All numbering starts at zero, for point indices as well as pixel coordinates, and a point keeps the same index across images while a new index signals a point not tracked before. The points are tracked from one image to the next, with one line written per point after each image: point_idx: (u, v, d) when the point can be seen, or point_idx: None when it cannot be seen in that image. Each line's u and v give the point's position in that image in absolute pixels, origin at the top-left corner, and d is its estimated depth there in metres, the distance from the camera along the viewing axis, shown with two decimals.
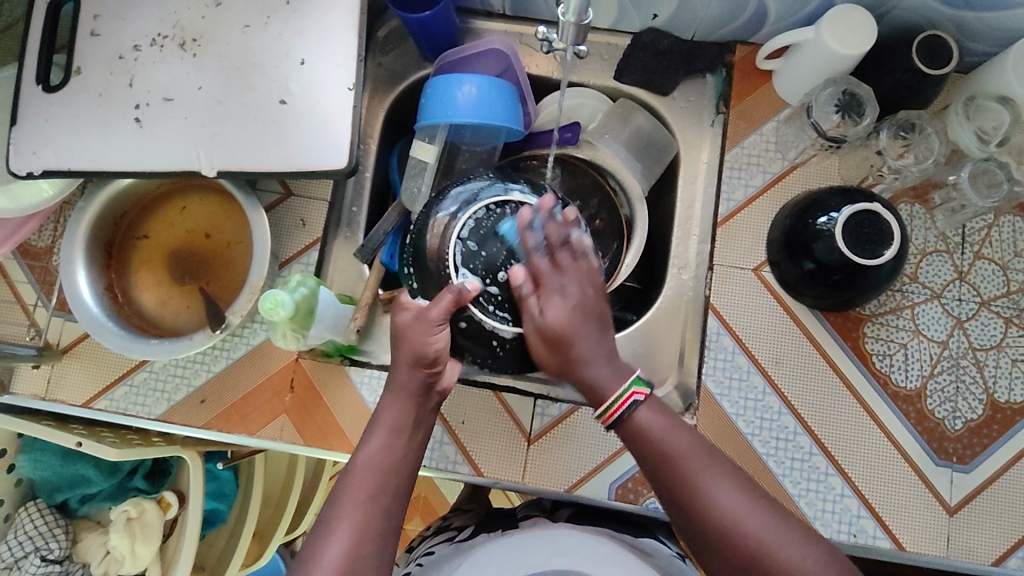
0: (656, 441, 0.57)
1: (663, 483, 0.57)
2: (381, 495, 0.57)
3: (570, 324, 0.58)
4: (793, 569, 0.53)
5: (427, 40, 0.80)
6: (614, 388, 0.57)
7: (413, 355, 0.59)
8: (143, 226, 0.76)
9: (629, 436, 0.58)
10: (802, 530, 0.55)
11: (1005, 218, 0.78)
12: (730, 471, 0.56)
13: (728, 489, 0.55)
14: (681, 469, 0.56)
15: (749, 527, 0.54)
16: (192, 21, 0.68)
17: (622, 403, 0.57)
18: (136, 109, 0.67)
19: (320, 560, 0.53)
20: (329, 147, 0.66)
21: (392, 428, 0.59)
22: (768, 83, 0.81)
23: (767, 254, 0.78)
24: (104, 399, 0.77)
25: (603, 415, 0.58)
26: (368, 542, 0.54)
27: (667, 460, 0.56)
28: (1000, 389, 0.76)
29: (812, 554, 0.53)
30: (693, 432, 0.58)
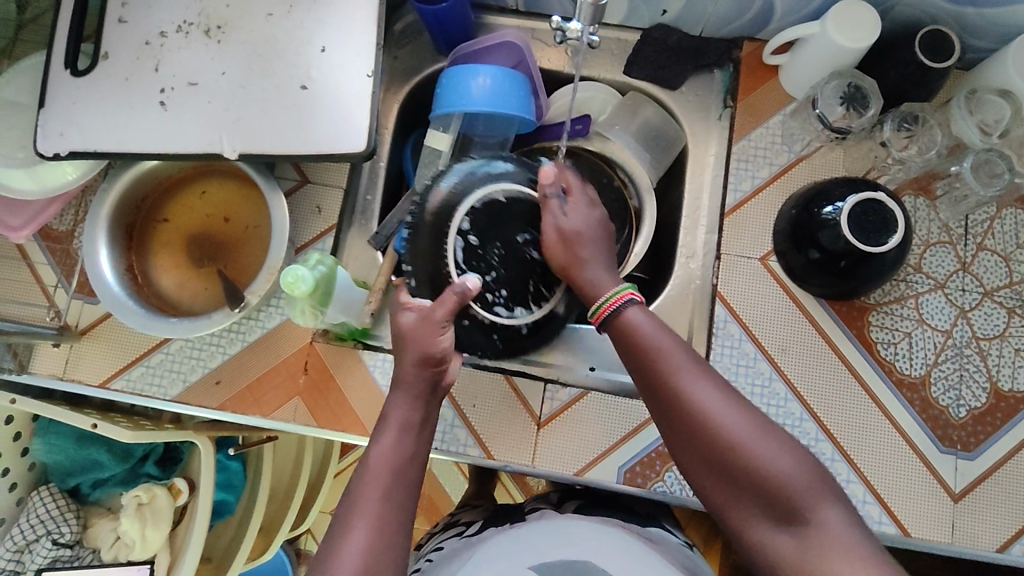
0: (640, 335, 0.58)
1: (646, 379, 0.57)
2: (398, 489, 0.57)
3: (588, 226, 0.65)
4: (767, 468, 0.52)
5: (443, 33, 0.82)
6: (609, 289, 0.61)
7: (420, 354, 0.61)
8: (164, 210, 0.78)
9: (619, 333, 0.59)
10: (781, 434, 0.54)
11: (1007, 210, 0.79)
12: (711, 373, 0.56)
13: (707, 386, 0.55)
14: (661, 365, 0.56)
15: (728, 425, 0.54)
16: (217, 9, 0.70)
17: (614, 302, 0.60)
18: (161, 92, 0.69)
19: (342, 555, 0.53)
20: (348, 131, 0.68)
21: (402, 424, 0.60)
22: (774, 78, 0.83)
23: (773, 244, 0.80)
24: (120, 380, 0.78)
25: (595, 313, 0.61)
26: (386, 534, 0.55)
27: (650, 355, 0.57)
28: (1003, 377, 0.77)
29: (790, 455, 0.53)
30: (677, 337, 0.58)
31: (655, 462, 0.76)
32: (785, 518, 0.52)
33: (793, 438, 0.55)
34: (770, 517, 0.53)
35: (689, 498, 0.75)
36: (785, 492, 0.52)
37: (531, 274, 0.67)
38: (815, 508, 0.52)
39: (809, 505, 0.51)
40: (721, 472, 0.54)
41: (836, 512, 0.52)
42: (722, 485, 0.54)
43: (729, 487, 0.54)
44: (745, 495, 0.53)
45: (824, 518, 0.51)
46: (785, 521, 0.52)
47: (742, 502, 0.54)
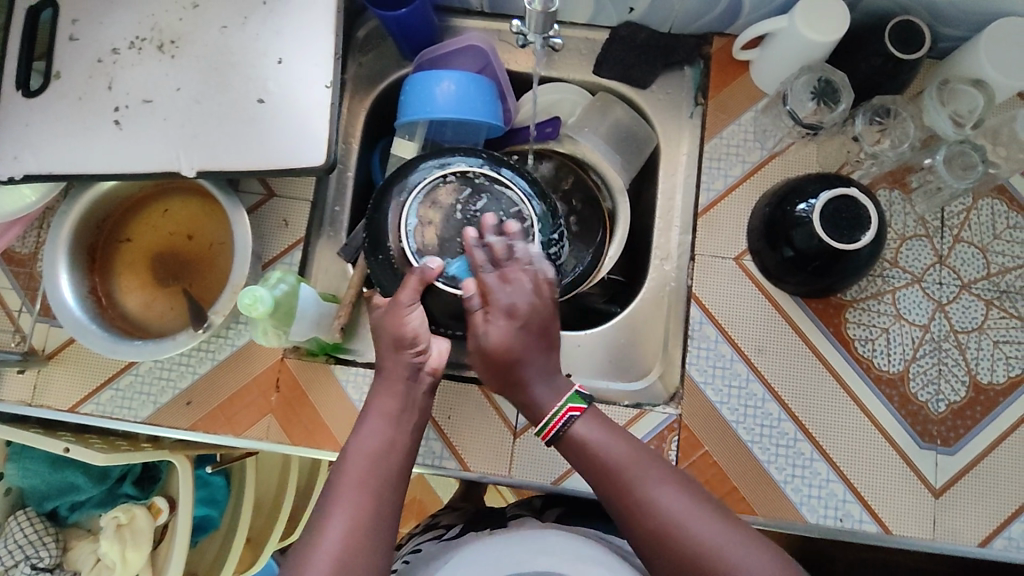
0: (595, 451, 0.59)
1: (606, 490, 0.59)
2: (376, 475, 0.58)
3: (511, 349, 0.59)
4: (736, 567, 0.54)
5: (407, 38, 0.80)
6: (550, 406, 0.60)
7: (392, 338, 0.61)
8: (126, 229, 0.76)
9: (571, 450, 0.60)
10: (743, 530, 0.56)
11: (983, 201, 0.78)
12: (675, 480, 0.58)
13: (670, 492, 0.57)
14: (623, 479, 0.58)
15: (690, 533, 0.55)
16: (170, 23, 0.68)
17: (559, 418, 0.60)
18: (115, 111, 0.67)
19: (324, 540, 0.54)
20: (308, 144, 0.66)
21: (383, 412, 0.61)
22: (745, 73, 0.81)
23: (748, 243, 0.79)
24: (90, 404, 0.77)
25: (541, 431, 0.61)
26: (365, 522, 0.55)
27: (608, 470, 0.58)
28: (982, 370, 0.76)
29: (751, 558, 0.54)
30: (631, 442, 0.60)
31: None
32: None
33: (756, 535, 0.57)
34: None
35: None
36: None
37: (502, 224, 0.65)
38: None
39: None
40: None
41: None
42: None
43: None
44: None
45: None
46: None
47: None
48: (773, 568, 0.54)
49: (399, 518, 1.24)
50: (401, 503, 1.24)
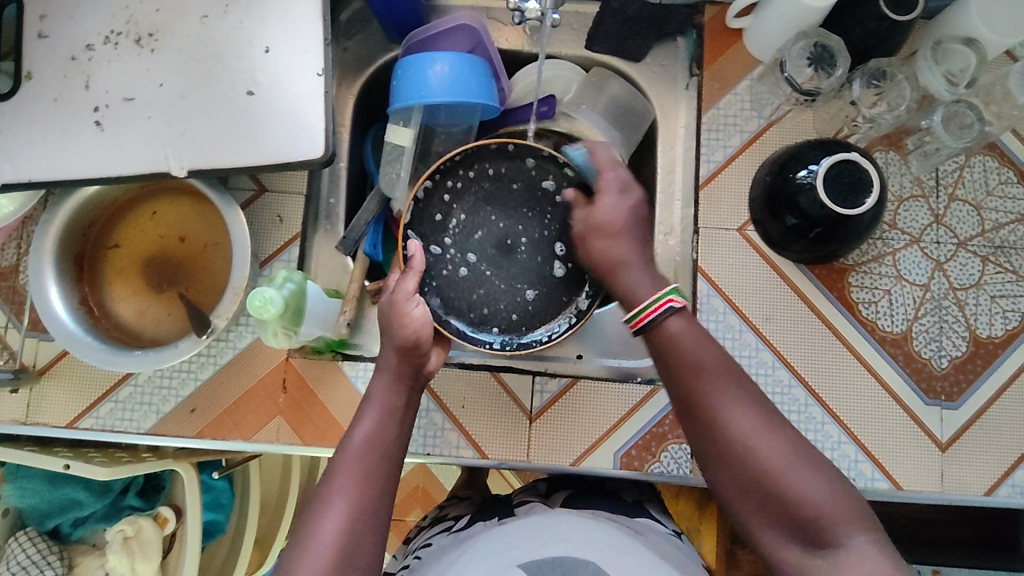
0: (677, 351, 0.58)
1: (681, 391, 0.58)
2: (377, 473, 0.58)
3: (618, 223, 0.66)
4: (797, 494, 0.53)
5: (393, 20, 0.78)
6: (652, 293, 0.60)
7: (399, 344, 0.63)
8: (114, 234, 0.73)
9: (656, 347, 0.60)
10: (814, 456, 0.55)
11: (976, 158, 0.80)
12: (749, 392, 0.57)
13: (743, 404, 0.56)
14: (700, 382, 0.57)
15: (766, 454, 0.54)
16: (146, 15, 0.65)
17: (656, 309, 0.59)
18: (95, 111, 0.63)
19: (317, 538, 0.54)
20: (303, 136, 0.64)
21: (384, 407, 0.61)
22: (739, 42, 0.81)
23: (749, 213, 0.79)
24: (89, 418, 0.75)
25: (633, 321, 0.60)
26: (363, 519, 0.56)
27: (687, 370, 0.58)
28: (981, 325, 0.78)
29: (829, 481, 0.53)
30: (720, 349, 0.59)
31: (651, 443, 0.75)
32: (814, 541, 0.52)
33: (835, 469, 0.56)
34: (800, 543, 0.53)
35: (685, 477, 0.75)
36: (821, 516, 0.52)
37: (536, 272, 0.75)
38: (845, 533, 0.52)
39: (835, 529, 0.52)
40: (752, 493, 0.54)
41: (864, 538, 0.52)
42: (749, 504, 0.55)
43: (759, 509, 0.54)
44: (768, 514, 0.54)
45: (852, 545, 0.51)
46: (812, 546, 0.52)
47: (769, 532, 0.54)
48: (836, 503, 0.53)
49: (404, 507, 1.23)
50: (406, 491, 1.24)
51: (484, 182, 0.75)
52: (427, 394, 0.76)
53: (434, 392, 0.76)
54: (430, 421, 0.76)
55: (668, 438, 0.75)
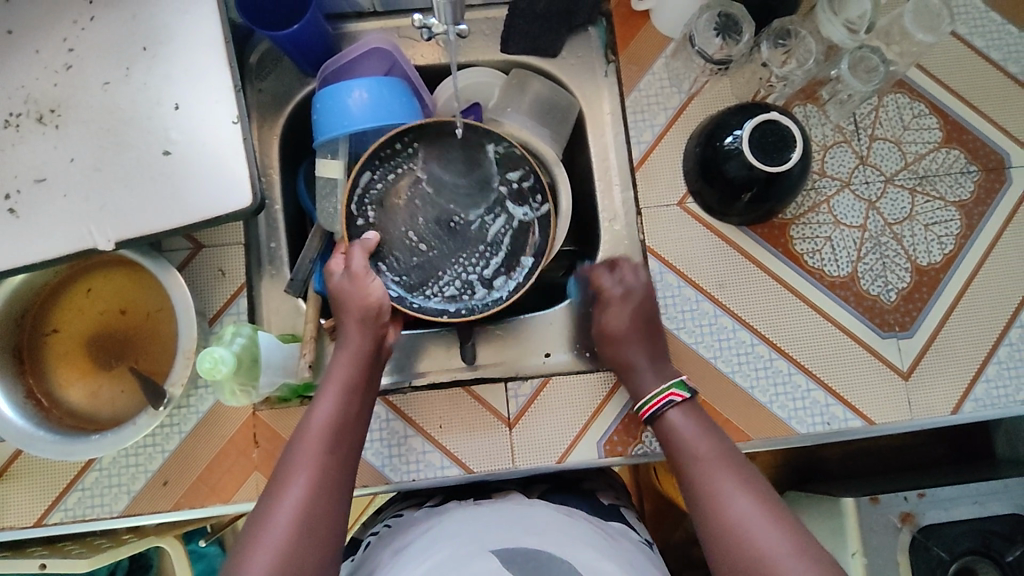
0: (685, 444, 0.64)
1: (689, 474, 0.62)
2: (340, 449, 0.59)
3: (626, 327, 0.73)
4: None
5: (303, 56, 0.77)
6: (652, 389, 0.68)
7: (359, 309, 0.67)
8: (50, 319, 0.70)
9: (665, 435, 0.66)
10: (816, 548, 0.55)
11: (888, 97, 0.83)
12: (753, 483, 0.60)
13: (744, 494, 0.58)
14: (704, 470, 0.61)
15: (760, 538, 0.55)
16: (45, 91, 0.62)
17: (658, 400, 0.67)
18: (7, 199, 0.61)
19: (279, 512, 0.55)
20: (229, 187, 0.62)
21: (345, 384, 0.63)
22: (648, 23, 0.83)
23: (686, 186, 0.80)
24: (57, 512, 0.71)
25: (642, 409, 0.68)
26: (322, 493, 0.56)
27: (694, 461, 0.62)
28: (920, 254, 0.81)
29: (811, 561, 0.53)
30: (720, 442, 0.64)
31: (631, 426, 0.76)
32: None
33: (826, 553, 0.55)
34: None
35: None
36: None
37: (465, 234, 0.77)
38: None
39: None
40: None
41: None
42: None
43: None
44: None
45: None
46: None
47: None
48: None
49: None
50: None
51: (409, 154, 0.77)
52: (402, 421, 0.76)
53: (408, 417, 0.76)
54: (410, 447, 0.75)
55: None
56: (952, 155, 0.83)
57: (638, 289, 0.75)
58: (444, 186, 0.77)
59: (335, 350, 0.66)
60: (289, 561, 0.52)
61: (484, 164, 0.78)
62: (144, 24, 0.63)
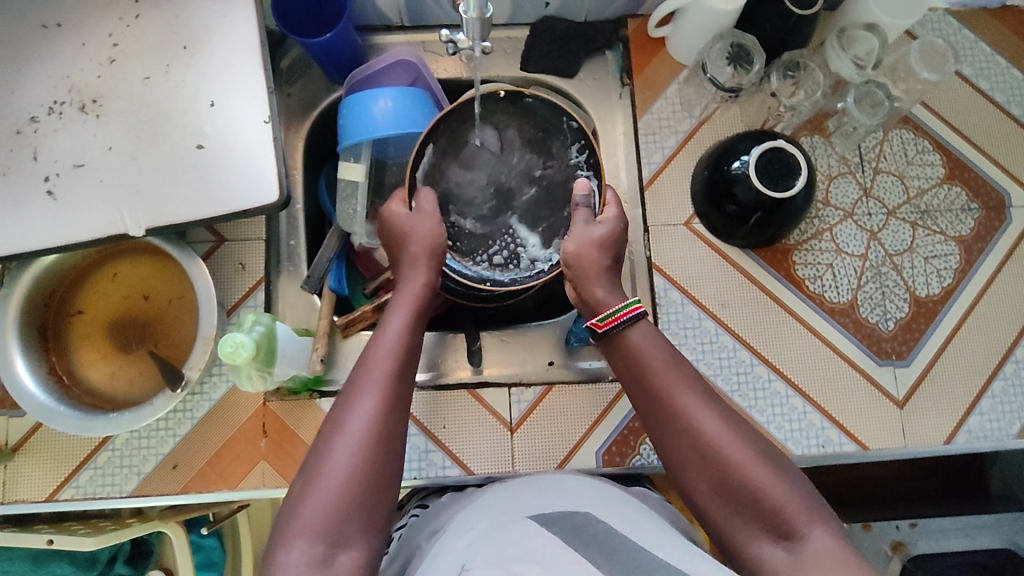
0: (638, 353, 0.61)
1: (648, 407, 0.60)
2: (408, 373, 0.60)
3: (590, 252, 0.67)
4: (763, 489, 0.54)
5: (333, 63, 0.80)
6: (613, 303, 0.63)
7: (428, 251, 0.68)
8: (75, 302, 0.73)
9: (620, 360, 0.63)
10: (774, 454, 0.57)
11: (893, 132, 0.86)
12: (705, 392, 0.59)
13: (706, 408, 0.58)
14: (659, 383, 0.60)
15: (727, 450, 0.56)
16: (89, 82, 0.66)
17: (624, 313, 0.62)
18: (46, 181, 0.64)
19: (352, 426, 0.55)
20: (258, 183, 0.65)
21: (412, 315, 0.63)
22: (663, 49, 0.86)
23: (693, 207, 0.83)
24: (69, 488, 0.74)
25: (600, 321, 0.63)
26: (392, 413, 0.56)
27: (652, 385, 0.60)
28: (919, 285, 0.83)
29: (790, 479, 0.55)
30: (673, 355, 0.62)
31: (629, 438, 0.78)
32: (782, 534, 0.53)
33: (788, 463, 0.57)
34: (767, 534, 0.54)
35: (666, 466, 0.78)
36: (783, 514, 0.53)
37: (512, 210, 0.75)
38: (806, 524, 0.53)
39: (801, 521, 0.53)
40: (724, 494, 0.56)
41: (824, 528, 0.53)
42: (722, 504, 0.56)
43: (730, 507, 0.55)
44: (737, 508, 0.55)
45: (814, 536, 0.53)
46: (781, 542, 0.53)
47: (738, 530, 0.55)
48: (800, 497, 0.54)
49: None
50: None
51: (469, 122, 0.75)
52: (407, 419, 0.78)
53: (414, 416, 0.78)
54: (413, 445, 0.77)
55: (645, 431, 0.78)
56: (953, 193, 0.85)
57: (607, 227, 0.68)
58: (499, 158, 0.75)
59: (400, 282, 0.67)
60: (362, 470, 0.53)
61: (543, 141, 0.75)
62: (186, 25, 0.67)
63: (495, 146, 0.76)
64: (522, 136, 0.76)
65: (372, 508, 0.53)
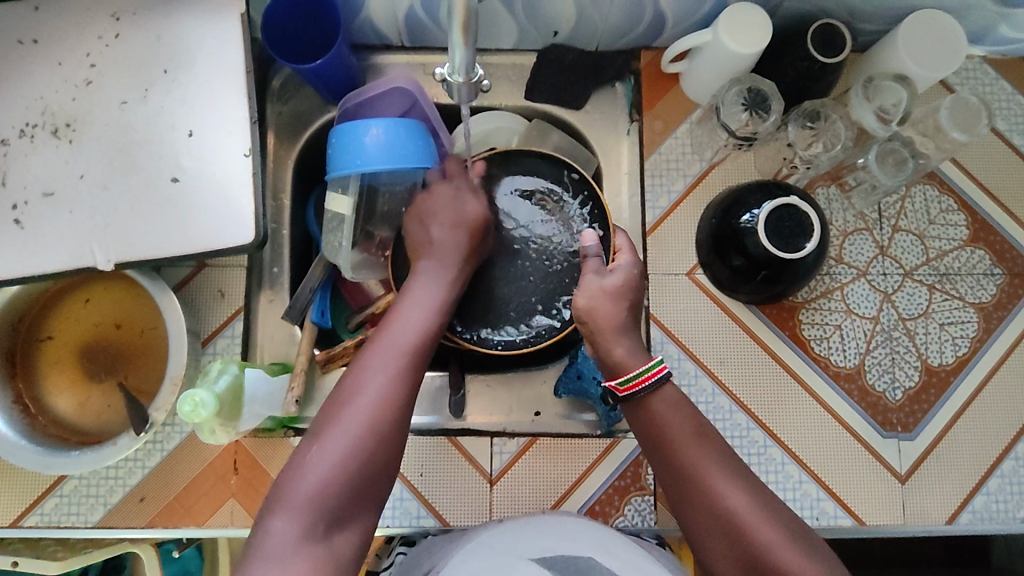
0: (663, 422, 0.57)
1: (668, 475, 0.57)
2: (419, 363, 0.60)
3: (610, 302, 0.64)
4: (793, 572, 0.50)
5: (327, 86, 0.77)
6: (636, 364, 0.59)
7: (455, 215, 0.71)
8: (46, 326, 0.71)
9: (642, 438, 0.59)
10: (804, 533, 0.53)
11: (916, 188, 0.81)
12: (735, 466, 0.56)
13: (734, 482, 0.54)
14: (682, 456, 0.56)
15: (756, 526, 0.52)
16: (63, 104, 0.62)
17: (645, 377, 0.58)
18: (14, 209, 0.61)
19: (355, 402, 0.56)
20: (234, 221, 0.62)
21: (432, 305, 0.65)
22: (677, 86, 0.82)
23: (697, 257, 0.79)
24: (34, 515, 0.72)
25: (621, 385, 0.59)
26: (399, 399, 0.57)
27: (674, 454, 0.56)
28: (932, 354, 0.78)
29: (823, 561, 0.52)
30: (701, 422, 0.58)
31: (613, 498, 0.75)
32: None
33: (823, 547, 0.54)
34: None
35: (650, 529, 0.74)
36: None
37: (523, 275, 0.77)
38: None
39: None
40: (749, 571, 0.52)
41: None
42: None
43: None
44: None
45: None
46: None
47: None
48: None
49: None
50: None
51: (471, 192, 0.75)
52: None
53: None
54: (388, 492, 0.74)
55: (631, 491, 0.75)
56: (976, 256, 0.80)
57: (625, 273, 0.66)
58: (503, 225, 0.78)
59: (425, 270, 0.68)
60: (361, 449, 0.54)
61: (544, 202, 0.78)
62: (168, 48, 0.63)
63: (508, 203, 0.78)
64: (528, 193, 0.78)
65: (364, 488, 0.54)
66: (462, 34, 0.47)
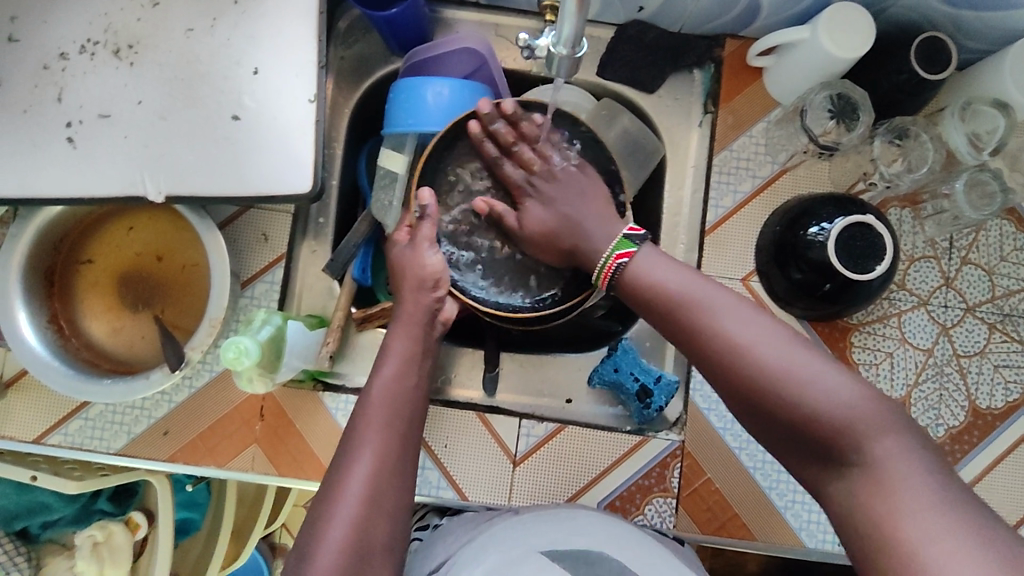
0: (656, 280, 0.54)
1: (670, 328, 0.53)
2: (399, 420, 0.54)
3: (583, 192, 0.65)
4: (809, 400, 0.46)
5: (396, 37, 0.74)
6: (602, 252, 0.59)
7: (416, 278, 0.62)
8: (87, 249, 0.70)
9: (629, 296, 0.56)
10: (824, 360, 0.48)
11: (993, 222, 0.77)
12: (742, 306, 0.51)
13: (735, 319, 0.50)
14: (682, 307, 0.52)
15: (763, 361, 0.48)
16: (127, 24, 0.60)
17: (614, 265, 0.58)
18: (68, 127, 0.59)
19: (344, 490, 0.50)
20: (291, 169, 0.59)
21: (403, 357, 0.57)
22: (758, 81, 0.78)
23: (755, 263, 0.76)
24: (57, 435, 0.72)
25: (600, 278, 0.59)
26: (390, 467, 0.52)
27: (669, 304, 0.53)
28: (982, 395, 0.76)
29: (845, 382, 0.47)
30: (701, 276, 0.54)
31: (636, 495, 0.73)
32: (842, 454, 0.46)
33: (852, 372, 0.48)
34: (817, 460, 0.47)
35: (669, 531, 0.73)
36: (837, 424, 0.46)
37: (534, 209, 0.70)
38: (868, 436, 0.45)
39: (862, 434, 0.45)
40: (767, 414, 0.48)
41: (895, 438, 0.45)
42: (774, 430, 0.49)
43: (774, 428, 0.49)
44: (794, 434, 0.48)
45: (882, 446, 0.44)
46: (844, 458, 0.46)
47: (799, 457, 0.48)
48: (859, 401, 0.46)
49: None
50: None
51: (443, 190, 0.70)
52: None
53: None
54: None
55: (653, 491, 0.74)
56: None
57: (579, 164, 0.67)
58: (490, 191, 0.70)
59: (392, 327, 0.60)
60: (360, 538, 0.49)
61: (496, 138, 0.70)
62: None
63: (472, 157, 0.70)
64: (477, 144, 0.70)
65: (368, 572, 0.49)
66: (577, 5, 0.44)
